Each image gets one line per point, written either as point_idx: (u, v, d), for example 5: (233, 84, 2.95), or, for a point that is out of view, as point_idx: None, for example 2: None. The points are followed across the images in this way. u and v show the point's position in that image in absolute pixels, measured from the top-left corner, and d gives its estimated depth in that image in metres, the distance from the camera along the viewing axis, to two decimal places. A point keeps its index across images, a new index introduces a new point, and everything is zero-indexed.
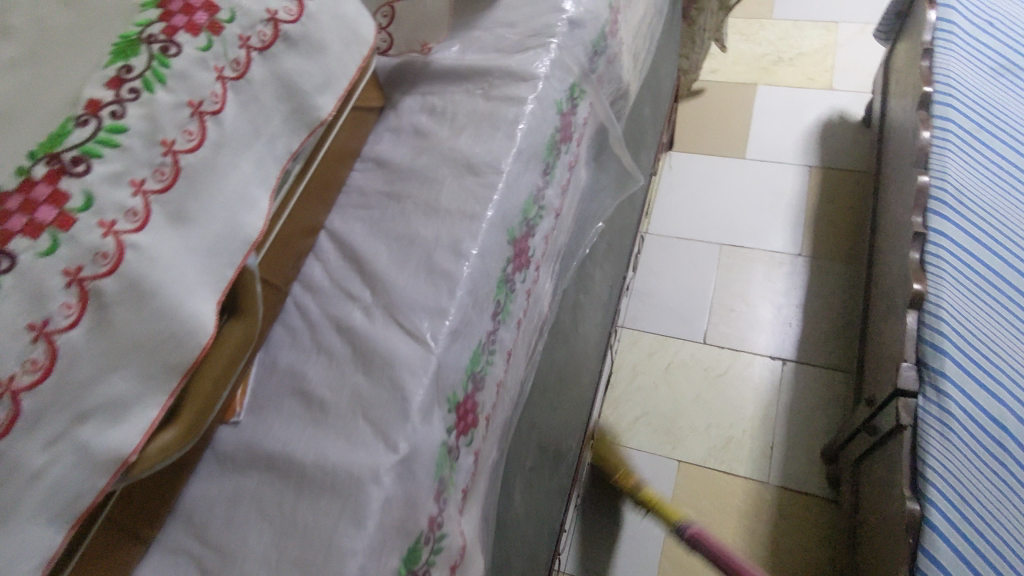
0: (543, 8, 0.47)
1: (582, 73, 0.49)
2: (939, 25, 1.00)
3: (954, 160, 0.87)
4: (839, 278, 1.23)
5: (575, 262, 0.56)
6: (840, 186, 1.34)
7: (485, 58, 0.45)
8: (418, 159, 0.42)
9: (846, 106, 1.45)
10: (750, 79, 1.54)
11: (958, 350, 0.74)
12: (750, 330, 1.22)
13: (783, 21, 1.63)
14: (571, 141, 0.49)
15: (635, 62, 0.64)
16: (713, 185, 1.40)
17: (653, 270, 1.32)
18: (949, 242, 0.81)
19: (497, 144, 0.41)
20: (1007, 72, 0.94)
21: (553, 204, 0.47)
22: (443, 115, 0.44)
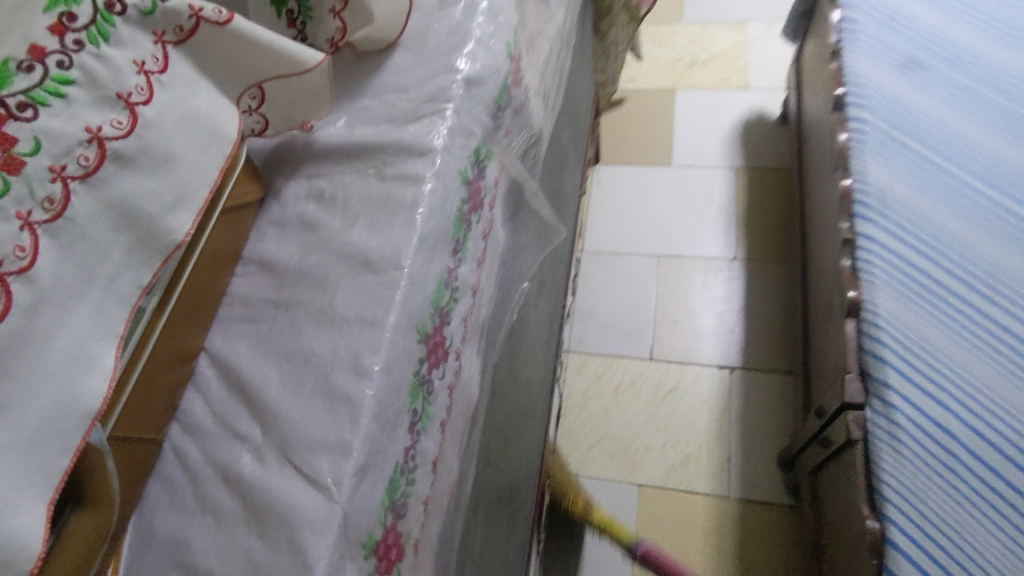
0: (435, 69, 0.43)
1: (486, 133, 0.44)
2: (844, 26, 1.02)
3: (873, 160, 0.88)
4: (776, 281, 1.24)
5: (504, 329, 0.51)
6: (768, 186, 1.35)
7: (375, 131, 0.41)
8: (308, 259, 0.37)
9: (763, 105, 1.46)
10: (668, 85, 1.54)
11: (899, 357, 0.73)
12: (695, 341, 1.21)
13: (693, 23, 1.63)
14: (482, 209, 0.45)
15: (546, 102, 0.60)
16: (643, 195, 1.39)
17: (591, 289, 1.30)
18: (878, 245, 0.81)
19: (396, 234, 0.36)
20: (914, 68, 0.95)
21: (469, 281, 0.43)
22: (332, 202, 0.39)
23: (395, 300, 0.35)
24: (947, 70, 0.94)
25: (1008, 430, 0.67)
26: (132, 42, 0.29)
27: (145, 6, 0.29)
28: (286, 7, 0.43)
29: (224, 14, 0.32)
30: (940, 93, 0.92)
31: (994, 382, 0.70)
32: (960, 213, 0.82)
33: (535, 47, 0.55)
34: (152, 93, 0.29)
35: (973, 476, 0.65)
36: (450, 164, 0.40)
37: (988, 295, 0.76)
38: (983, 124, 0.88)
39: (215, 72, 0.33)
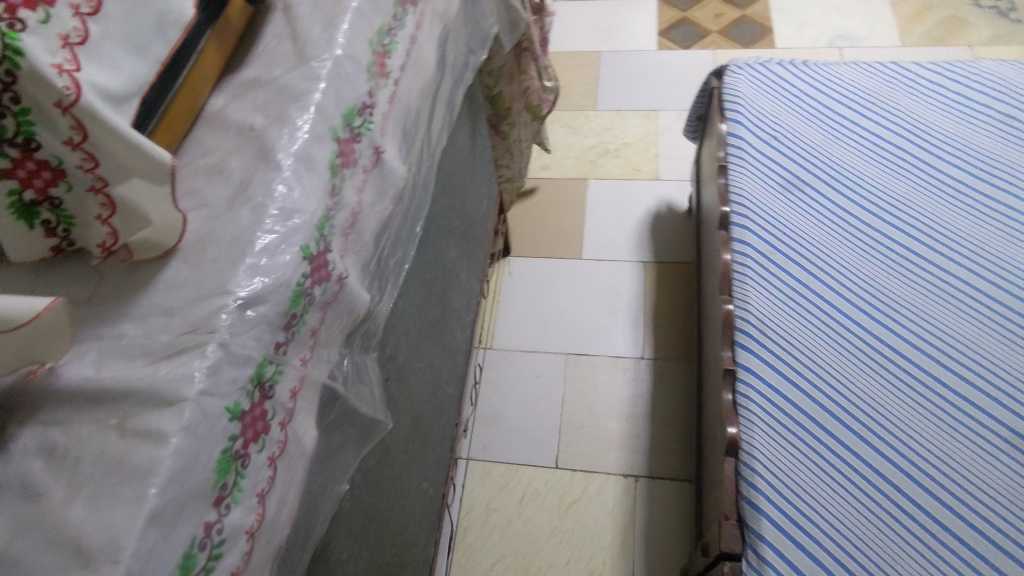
0: (208, 287, 0.39)
1: (272, 352, 0.41)
2: (731, 140, 1.02)
3: (755, 287, 0.87)
4: (679, 380, 1.22)
5: (311, 542, 0.47)
6: (674, 280, 1.35)
7: (127, 369, 0.36)
8: (15, 543, 0.32)
9: (671, 196, 1.48)
10: (581, 173, 1.55)
11: (773, 506, 0.71)
12: (602, 446, 1.18)
13: (607, 111, 1.65)
14: (270, 431, 0.41)
15: (382, 269, 0.57)
16: (551, 289, 1.38)
17: (498, 390, 1.26)
18: (757, 379, 0.80)
19: (119, 515, 0.32)
20: (796, 187, 0.96)
21: (245, 523, 0.38)
22: (62, 461, 0.34)
23: None
24: (826, 190, 0.95)
25: None
26: None
27: None
28: (39, 219, 0.39)
29: None
30: (819, 215, 0.93)
31: (865, 533, 0.69)
32: (835, 345, 0.82)
33: (359, 226, 0.52)
34: None
35: None
36: (209, 408, 0.36)
37: (862, 434, 0.75)
38: (858, 247, 0.90)
39: None
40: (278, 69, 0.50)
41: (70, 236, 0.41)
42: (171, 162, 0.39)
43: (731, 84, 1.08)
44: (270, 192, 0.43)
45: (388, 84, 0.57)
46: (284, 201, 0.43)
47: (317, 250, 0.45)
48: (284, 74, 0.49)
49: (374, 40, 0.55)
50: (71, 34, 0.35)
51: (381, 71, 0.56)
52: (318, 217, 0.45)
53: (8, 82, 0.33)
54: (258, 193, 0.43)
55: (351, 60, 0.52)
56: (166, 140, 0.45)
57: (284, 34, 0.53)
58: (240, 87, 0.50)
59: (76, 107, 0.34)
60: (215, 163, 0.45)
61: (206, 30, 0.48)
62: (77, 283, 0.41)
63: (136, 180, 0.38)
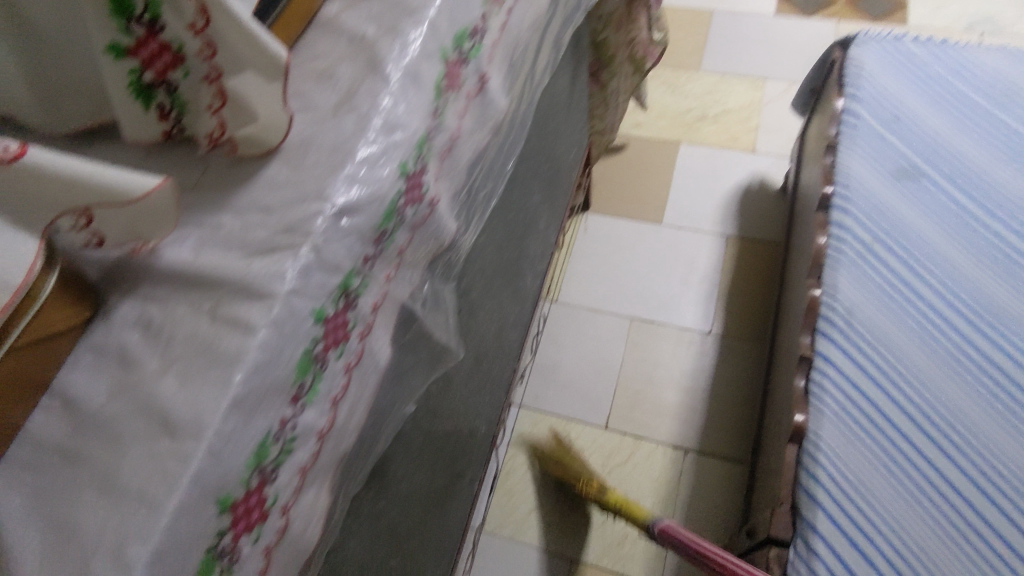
0: (306, 191, 0.39)
1: (359, 264, 0.41)
2: (846, 116, 0.95)
3: (848, 275, 0.82)
4: (745, 361, 1.19)
5: (372, 455, 0.48)
6: (756, 259, 1.29)
7: (223, 259, 0.37)
8: (110, 405, 0.33)
9: (767, 171, 1.41)
10: (674, 136, 1.49)
11: (831, 501, 0.69)
12: (656, 415, 1.16)
13: (711, 73, 1.57)
14: (348, 341, 0.41)
15: (471, 200, 0.57)
16: (626, 251, 1.35)
17: (559, 343, 1.25)
18: (834, 371, 0.76)
19: (205, 396, 0.33)
20: (910, 175, 0.89)
21: (316, 425, 0.39)
22: (157, 337, 0.35)
23: (184, 476, 0.31)
24: (944, 182, 0.88)
25: None
26: None
27: None
28: (154, 101, 0.39)
29: (11, 151, 0.29)
30: (932, 208, 0.86)
31: (928, 545, 0.66)
32: (927, 348, 0.77)
33: (455, 152, 0.51)
34: None
35: None
36: (297, 308, 0.36)
37: (941, 444, 0.71)
38: (970, 248, 0.83)
39: (10, 211, 0.30)
40: None
41: (182, 121, 0.41)
42: (284, 60, 0.38)
43: (855, 56, 1.00)
44: (375, 104, 0.42)
45: (502, 11, 0.55)
46: (388, 114, 0.42)
47: (413, 170, 0.44)
48: None
49: None
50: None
51: None
52: (418, 136, 0.44)
53: None
54: (364, 103, 0.42)
55: None
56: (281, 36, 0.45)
57: None
58: None
59: None
60: (324, 68, 0.45)
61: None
62: (182, 170, 0.42)
63: (250, 74, 0.38)
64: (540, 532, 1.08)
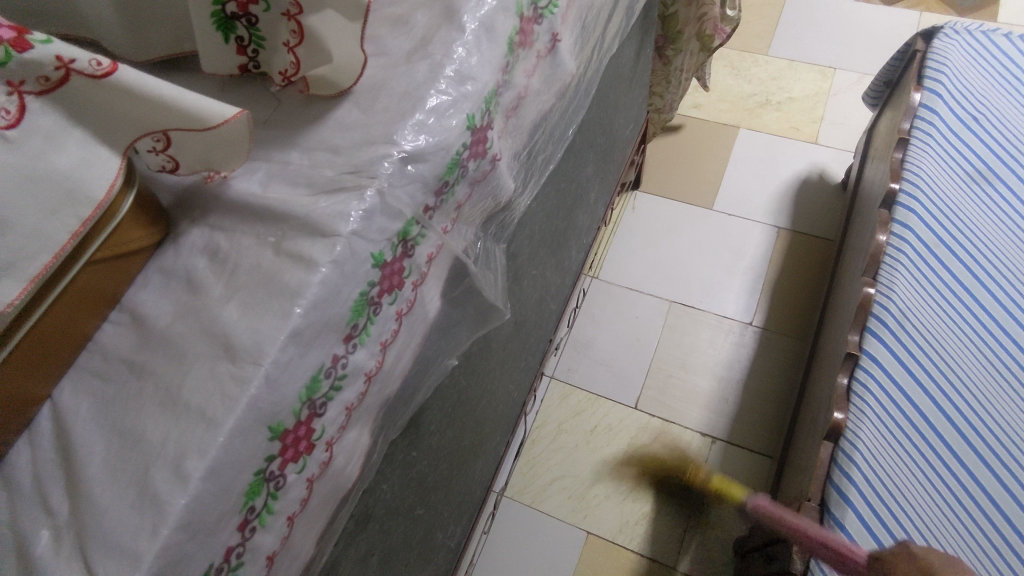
0: (374, 134, 0.39)
1: (419, 213, 0.41)
2: (921, 112, 0.91)
3: (905, 276, 0.79)
4: (784, 355, 1.17)
5: (413, 404, 0.49)
6: (806, 253, 1.26)
7: (290, 195, 0.37)
8: (175, 325, 0.35)
9: (827, 165, 1.36)
10: (733, 120, 1.45)
11: (864, 502, 0.67)
12: (687, 400, 1.15)
13: (779, 58, 1.52)
14: (402, 288, 0.42)
15: (531, 162, 0.56)
16: (673, 234, 1.33)
17: (595, 319, 1.25)
18: (880, 372, 0.74)
19: (266, 325, 0.34)
20: (981, 181, 0.86)
21: (365, 367, 0.40)
22: (223, 264, 0.36)
23: (242, 399, 0.32)
24: (1017, 191, 0.84)
25: None
26: None
27: None
28: (234, 34, 0.40)
29: (104, 66, 0.29)
30: (999, 218, 0.83)
31: (958, 556, 0.65)
32: (979, 360, 0.75)
33: (521, 111, 0.50)
34: None
35: None
36: (358, 249, 0.37)
37: (982, 458, 0.70)
38: None
39: (94, 126, 0.31)
40: None
41: (257, 57, 0.42)
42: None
43: (938, 50, 0.96)
44: (449, 53, 0.42)
45: None
46: (461, 65, 0.42)
47: (480, 124, 0.44)
48: None
49: None
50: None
51: None
52: (488, 90, 0.44)
53: None
54: (438, 51, 0.42)
55: None
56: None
57: None
58: None
59: None
60: (400, 15, 0.45)
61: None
62: (255, 106, 0.43)
63: (330, 13, 0.38)
64: (559, 503, 1.09)
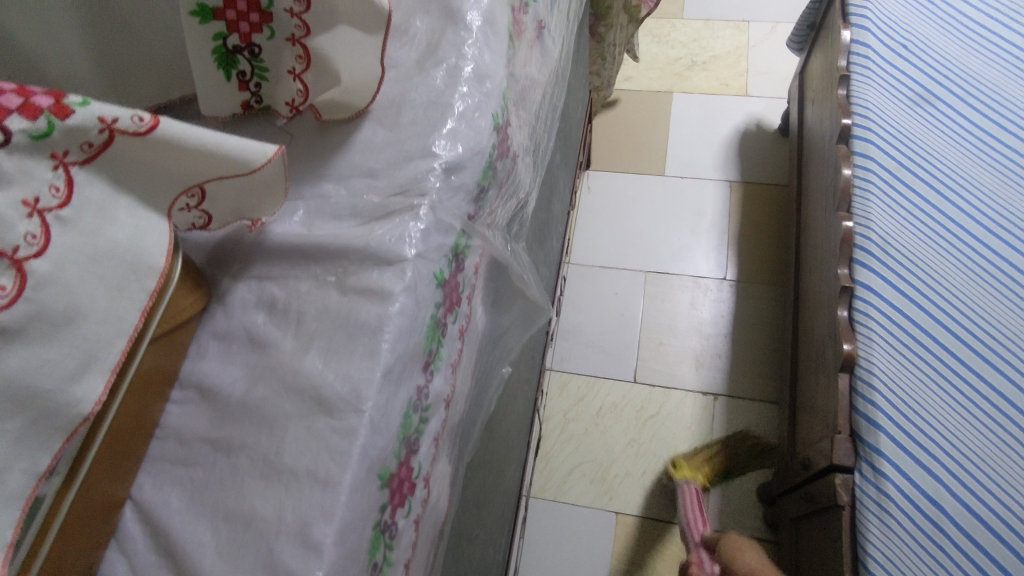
0: (409, 150, 0.38)
1: (466, 224, 0.39)
2: (855, 48, 0.95)
3: (878, 204, 0.83)
4: (764, 303, 1.20)
5: (478, 422, 0.47)
6: (762, 202, 1.30)
7: (338, 230, 0.35)
8: (253, 391, 0.32)
9: (762, 114, 1.41)
10: (665, 86, 1.47)
11: (892, 423, 0.70)
12: (681, 363, 1.17)
13: (695, 20, 1.55)
14: (460, 304, 0.40)
15: (537, 156, 0.55)
16: (632, 207, 1.34)
17: (577, 305, 1.25)
18: (877, 299, 0.77)
19: (356, 369, 0.31)
20: (925, 101, 0.89)
21: (443, 392, 0.38)
22: (285, 315, 0.34)
23: (353, 453, 0.30)
24: (960, 105, 0.88)
25: (999, 506, 0.65)
26: (22, 176, 0.23)
27: (37, 128, 0.24)
28: (236, 69, 0.37)
29: (146, 121, 0.26)
30: (949, 132, 0.87)
31: (987, 456, 0.68)
32: (962, 270, 0.78)
33: (526, 103, 0.49)
34: (49, 239, 0.24)
35: (961, 557, 0.64)
36: (424, 271, 0.35)
37: (988, 358, 0.73)
38: (992, 169, 0.84)
39: (138, 190, 0.28)
40: None
41: (260, 91, 0.39)
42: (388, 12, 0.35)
43: None
44: (461, 54, 0.40)
45: None
46: (476, 64, 0.41)
47: (502, 122, 0.42)
48: None
49: None
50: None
51: None
52: (504, 86, 0.43)
53: None
54: (450, 55, 0.40)
55: None
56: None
57: None
58: None
59: None
60: (396, 23, 0.43)
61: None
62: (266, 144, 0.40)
63: (344, 28, 0.36)
64: (583, 492, 1.09)
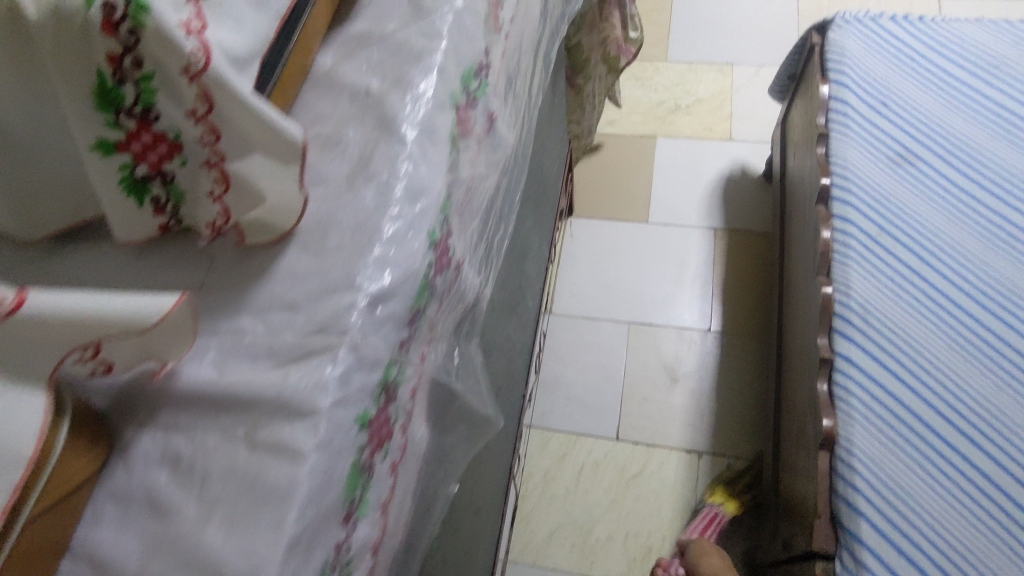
0: (333, 280, 0.35)
1: (397, 353, 0.37)
2: (834, 104, 0.93)
3: (857, 270, 0.81)
4: (748, 355, 1.18)
5: (421, 546, 0.44)
6: (746, 250, 1.29)
7: (251, 374, 0.33)
8: (148, 565, 0.29)
9: (746, 159, 1.39)
10: (648, 131, 1.46)
11: (873, 509, 0.67)
12: (665, 419, 1.15)
13: (678, 63, 1.55)
14: (392, 436, 0.37)
15: (489, 249, 0.53)
16: (615, 255, 1.32)
17: (558, 357, 1.23)
18: (857, 372, 0.75)
19: (259, 542, 0.29)
20: (905, 161, 0.87)
21: (370, 538, 0.35)
22: (189, 474, 0.31)
23: None
24: (940, 165, 0.86)
25: None
26: None
27: None
28: (149, 196, 0.35)
29: (8, 304, 0.26)
30: (930, 194, 0.85)
31: (972, 544, 0.65)
32: (945, 341, 0.76)
33: (473, 200, 0.47)
34: None
35: None
36: (343, 419, 0.32)
37: (973, 438, 0.71)
38: (975, 233, 0.82)
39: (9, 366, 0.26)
40: (391, 23, 0.44)
41: (178, 213, 0.37)
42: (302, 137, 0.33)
43: (835, 41, 0.98)
44: (393, 169, 0.38)
45: (501, 39, 0.52)
46: (409, 179, 0.38)
47: (441, 235, 0.40)
48: (399, 29, 0.44)
49: None
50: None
51: (495, 25, 0.51)
52: (443, 196, 0.41)
53: (129, 43, 0.28)
54: (381, 170, 0.38)
55: (470, 11, 0.46)
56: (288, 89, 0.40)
57: None
58: (349, 44, 0.44)
59: (206, 75, 0.29)
60: (328, 133, 0.40)
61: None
62: (185, 267, 0.38)
63: (258, 156, 0.34)
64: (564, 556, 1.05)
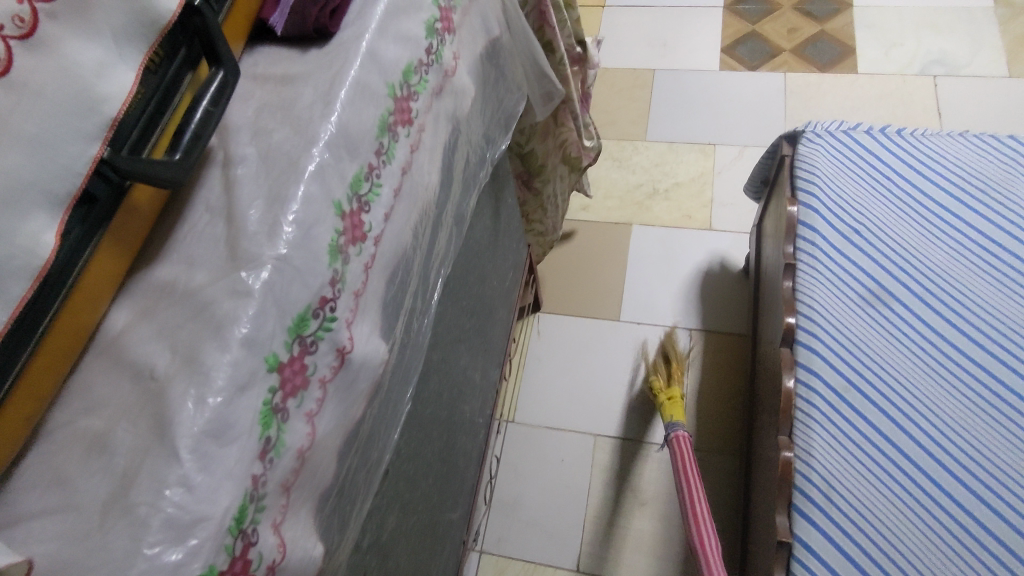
0: None
1: None
2: (802, 230, 0.84)
3: (822, 434, 0.72)
4: (722, 478, 1.09)
5: None
6: (723, 354, 1.20)
7: None
8: None
9: (726, 251, 1.31)
10: (624, 217, 1.39)
11: None
12: (631, 550, 1.05)
13: (658, 142, 1.47)
14: None
15: (348, 491, 0.46)
16: (584, 357, 1.24)
17: (518, 474, 1.14)
18: (817, 564, 0.66)
19: None
20: (878, 301, 0.78)
21: None
22: None
23: None
24: (918, 306, 0.77)
25: None
26: None
27: None
28: None
29: None
30: (906, 342, 0.76)
31: None
32: (919, 527, 0.67)
33: (310, 464, 0.39)
34: None
35: None
36: None
37: None
38: (956, 391, 0.72)
39: None
40: (201, 273, 0.37)
41: None
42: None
43: (805, 156, 0.90)
44: (156, 500, 0.31)
45: (366, 250, 0.44)
46: (175, 512, 0.31)
47: (229, 563, 0.33)
48: (206, 283, 0.37)
49: (344, 198, 0.42)
50: (25, 11, 0.29)
51: (355, 236, 0.43)
52: (236, 506, 0.33)
53: None
54: (141, 500, 0.30)
55: (303, 250, 0.39)
56: (44, 385, 0.33)
57: (218, 209, 0.40)
58: (150, 296, 0.37)
59: None
60: (97, 432, 0.33)
61: (107, 220, 0.34)
62: None
63: None
64: None
